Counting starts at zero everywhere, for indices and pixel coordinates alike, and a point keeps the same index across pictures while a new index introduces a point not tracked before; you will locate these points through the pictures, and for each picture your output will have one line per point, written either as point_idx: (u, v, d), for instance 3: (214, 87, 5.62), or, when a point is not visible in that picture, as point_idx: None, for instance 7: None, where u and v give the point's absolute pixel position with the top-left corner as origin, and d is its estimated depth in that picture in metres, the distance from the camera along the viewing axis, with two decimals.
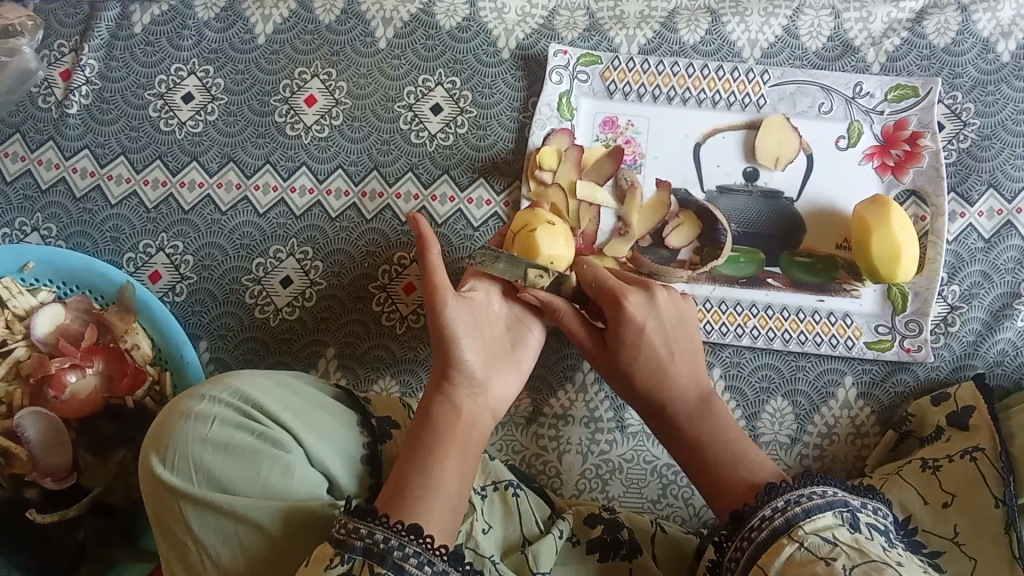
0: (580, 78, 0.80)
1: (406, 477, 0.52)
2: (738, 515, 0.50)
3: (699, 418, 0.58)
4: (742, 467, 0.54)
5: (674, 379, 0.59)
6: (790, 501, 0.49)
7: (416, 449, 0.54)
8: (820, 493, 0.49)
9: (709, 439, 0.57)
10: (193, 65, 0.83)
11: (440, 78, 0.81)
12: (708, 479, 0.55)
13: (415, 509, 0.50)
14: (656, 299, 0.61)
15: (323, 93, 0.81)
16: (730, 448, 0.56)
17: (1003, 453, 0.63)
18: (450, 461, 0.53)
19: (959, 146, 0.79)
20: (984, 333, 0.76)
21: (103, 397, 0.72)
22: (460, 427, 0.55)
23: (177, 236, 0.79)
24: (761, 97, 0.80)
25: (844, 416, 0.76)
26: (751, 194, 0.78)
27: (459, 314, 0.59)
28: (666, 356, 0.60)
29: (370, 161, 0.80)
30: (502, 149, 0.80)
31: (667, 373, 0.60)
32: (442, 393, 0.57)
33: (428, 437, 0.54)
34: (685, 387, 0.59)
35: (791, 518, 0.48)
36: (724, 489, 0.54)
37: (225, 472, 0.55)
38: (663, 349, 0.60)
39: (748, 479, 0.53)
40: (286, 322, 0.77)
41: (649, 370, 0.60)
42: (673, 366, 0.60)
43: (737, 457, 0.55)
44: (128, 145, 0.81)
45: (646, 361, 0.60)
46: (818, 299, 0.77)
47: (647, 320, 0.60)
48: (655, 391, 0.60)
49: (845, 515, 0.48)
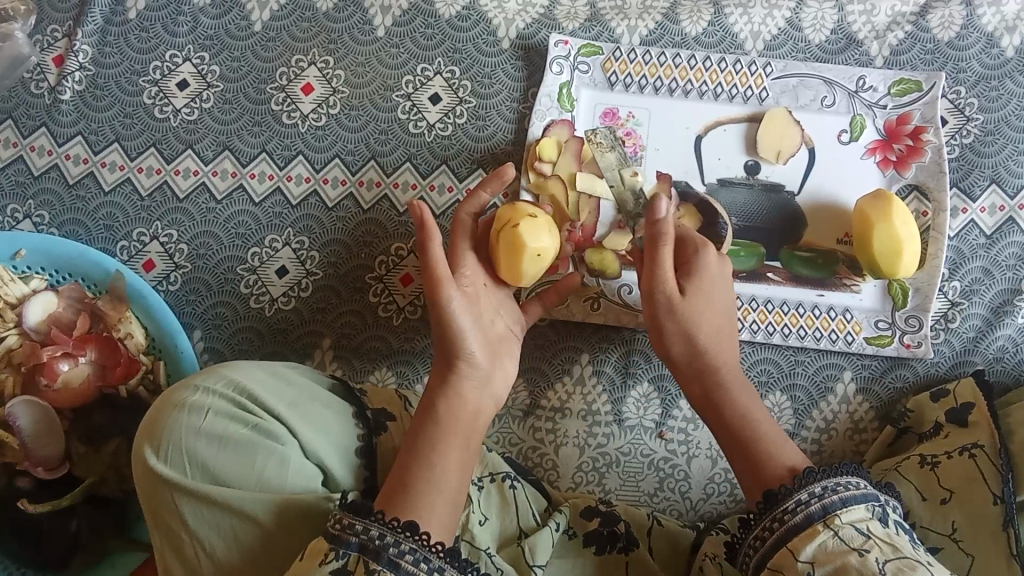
0: (581, 68, 0.79)
1: (409, 469, 0.52)
2: (772, 497, 0.50)
3: (740, 388, 0.58)
4: (780, 450, 0.54)
5: (721, 351, 0.59)
6: (826, 489, 0.48)
7: (416, 441, 0.54)
8: (854, 484, 0.49)
9: (749, 410, 0.57)
10: (189, 52, 0.81)
11: (439, 67, 0.80)
12: (742, 452, 0.55)
13: (417, 504, 0.49)
14: (718, 272, 0.62)
15: (320, 81, 0.80)
16: (768, 426, 0.56)
17: (1003, 451, 0.63)
18: (453, 456, 0.53)
19: (961, 141, 0.79)
20: (984, 329, 0.75)
21: (95, 386, 0.71)
22: (463, 418, 0.55)
23: (172, 225, 0.78)
24: (763, 90, 0.79)
25: (843, 412, 0.75)
26: (752, 187, 0.77)
27: (462, 307, 0.58)
28: (724, 330, 0.60)
29: (368, 150, 0.79)
30: (501, 140, 0.79)
31: (721, 346, 0.60)
32: (446, 384, 0.56)
33: (430, 430, 0.54)
34: (733, 364, 0.59)
35: (827, 506, 0.47)
36: (762, 465, 0.53)
37: (220, 464, 0.55)
38: (723, 323, 0.60)
39: (783, 461, 0.53)
40: (282, 312, 0.76)
41: (712, 334, 0.59)
42: (726, 343, 0.60)
43: (774, 438, 0.55)
44: (122, 131, 0.80)
45: (713, 323, 0.60)
46: (818, 294, 0.76)
47: (710, 288, 0.61)
48: (705, 356, 0.59)
49: (877, 509, 0.47)
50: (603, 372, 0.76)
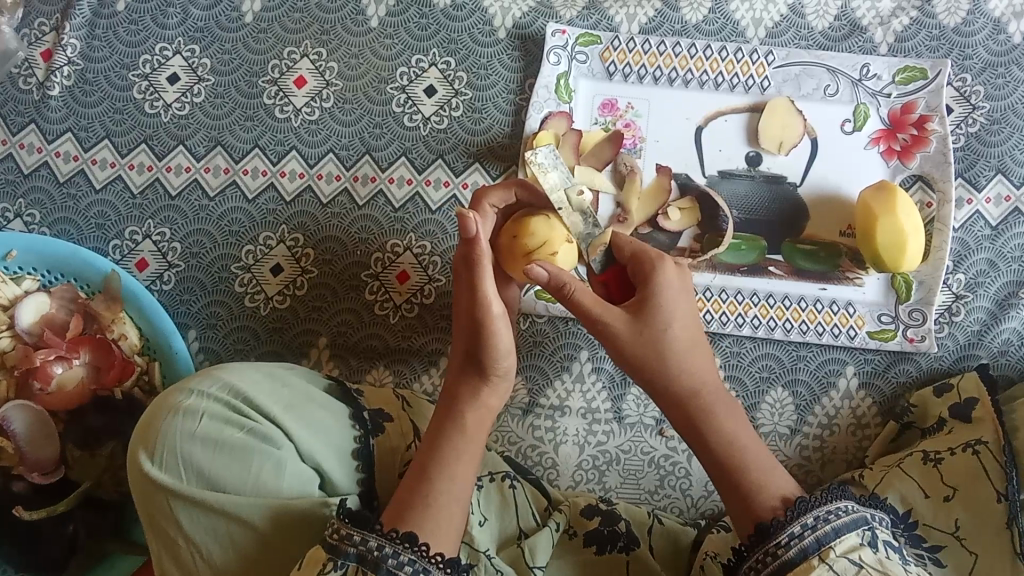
0: (579, 58, 0.77)
1: (429, 479, 0.51)
2: (763, 529, 0.48)
3: (720, 410, 0.53)
4: (770, 479, 0.51)
5: (698, 369, 0.54)
6: (819, 518, 0.47)
7: (434, 448, 0.53)
8: (845, 509, 0.48)
9: (732, 437, 0.52)
10: (179, 45, 0.80)
11: (434, 59, 0.79)
12: (730, 484, 0.51)
13: (438, 521, 0.49)
14: (680, 285, 0.56)
15: (313, 74, 0.79)
16: (755, 455, 0.52)
17: (1006, 449, 0.62)
18: (469, 460, 0.53)
19: (967, 130, 0.77)
20: (988, 323, 0.74)
21: (91, 389, 0.71)
22: (485, 423, 0.55)
23: (164, 223, 0.77)
24: (765, 79, 0.77)
25: (845, 407, 0.74)
26: (754, 179, 0.76)
27: (507, 324, 0.56)
28: (694, 346, 0.55)
29: (362, 145, 0.77)
30: (497, 133, 0.77)
31: (694, 362, 0.54)
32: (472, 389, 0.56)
33: (454, 440, 0.53)
34: (709, 380, 0.54)
35: (822, 538, 0.46)
36: (751, 499, 0.50)
37: (216, 469, 0.55)
38: (692, 337, 0.55)
39: (773, 492, 0.50)
40: (277, 310, 0.75)
41: (681, 353, 0.54)
42: (699, 358, 0.55)
43: (763, 467, 0.51)
44: (112, 128, 0.79)
45: (681, 341, 0.54)
46: (821, 288, 0.75)
47: (676, 302, 0.55)
48: (680, 378, 0.53)
49: (867, 533, 0.47)
50: (602, 368, 0.75)
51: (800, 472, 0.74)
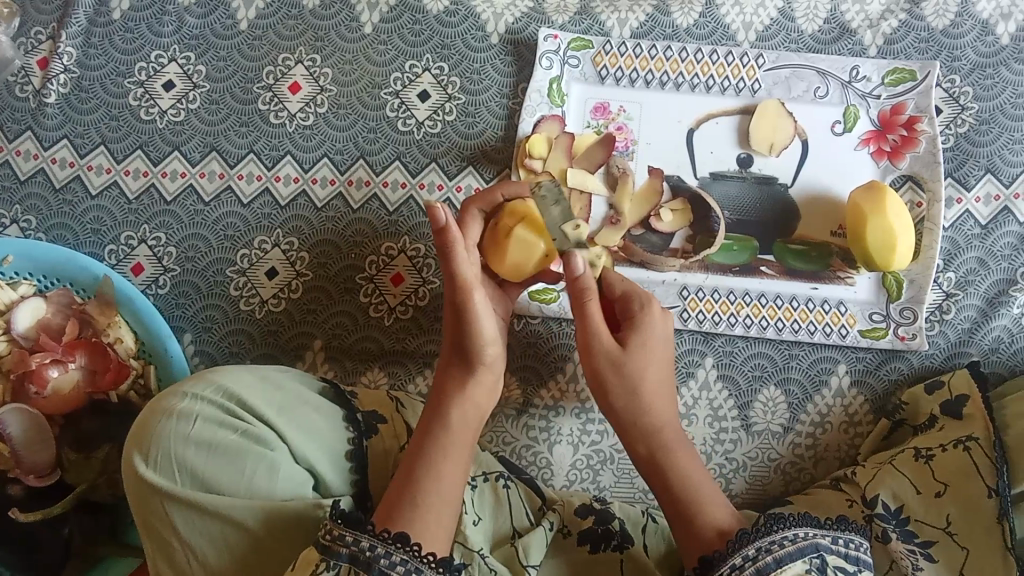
0: (571, 63, 0.78)
1: (417, 478, 0.52)
2: (708, 562, 0.51)
3: (676, 448, 0.57)
4: (712, 511, 0.54)
5: (659, 410, 0.58)
6: (761, 549, 0.50)
7: (423, 446, 0.55)
8: (792, 537, 0.50)
9: (680, 468, 0.57)
10: (175, 52, 0.81)
11: (427, 64, 0.79)
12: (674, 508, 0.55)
13: (426, 521, 0.50)
14: (659, 328, 0.61)
15: (307, 79, 0.80)
16: (701, 485, 0.56)
17: (997, 444, 0.62)
18: (456, 459, 0.54)
19: (956, 130, 0.78)
20: (979, 320, 0.75)
21: (86, 392, 0.71)
22: (472, 426, 0.57)
23: (160, 228, 0.77)
24: (756, 82, 0.78)
25: (838, 405, 0.75)
26: (745, 181, 0.77)
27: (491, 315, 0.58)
28: (661, 386, 0.59)
29: (356, 149, 0.78)
30: (490, 136, 0.78)
31: (655, 403, 0.58)
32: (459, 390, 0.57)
33: (439, 437, 0.55)
34: (669, 419, 0.59)
35: (762, 569, 0.49)
36: (695, 523, 0.54)
37: (210, 471, 0.56)
38: (660, 379, 0.59)
39: (711, 520, 0.54)
40: (272, 314, 0.75)
41: (649, 391, 0.58)
42: (662, 399, 0.59)
43: (706, 497, 0.55)
44: (108, 134, 0.79)
45: (651, 381, 0.58)
46: (812, 286, 0.75)
47: (654, 347, 0.60)
48: (644, 415, 0.58)
49: (814, 561, 0.50)
50: None
51: (794, 471, 0.74)
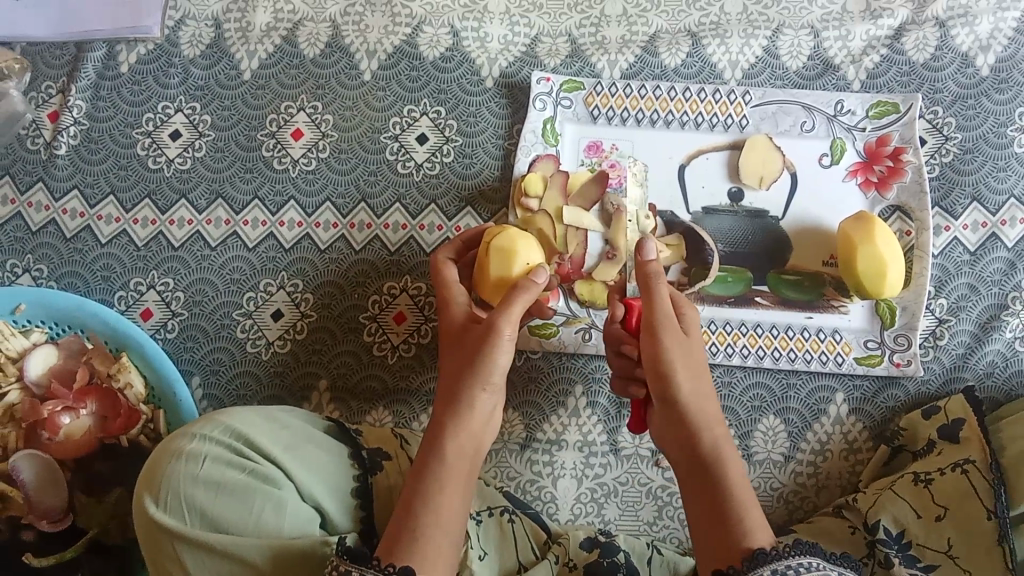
0: (564, 104, 0.81)
1: (414, 512, 0.53)
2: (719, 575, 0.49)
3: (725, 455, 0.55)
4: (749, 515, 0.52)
5: (706, 415, 0.57)
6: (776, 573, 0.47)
7: (421, 479, 0.55)
8: (808, 565, 0.47)
9: (723, 472, 0.54)
10: (181, 103, 0.83)
11: (425, 108, 0.82)
12: (713, 511, 0.53)
13: (425, 552, 0.51)
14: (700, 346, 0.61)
15: (309, 126, 0.82)
16: (741, 491, 0.53)
17: (994, 466, 0.63)
18: (452, 491, 0.55)
19: (941, 160, 0.80)
20: (972, 345, 0.76)
21: (97, 437, 0.73)
22: (468, 457, 0.58)
23: (168, 273, 0.79)
24: (743, 118, 0.81)
25: (836, 433, 0.76)
26: (737, 214, 0.79)
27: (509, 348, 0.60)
28: (709, 397, 0.58)
29: (358, 192, 0.80)
30: (488, 176, 0.80)
31: (706, 411, 0.57)
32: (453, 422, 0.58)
33: (437, 468, 0.56)
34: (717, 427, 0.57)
35: None
36: (730, 530, 0.51)
37: (218, 511, 0.57)
38: (708, 391, 0.58)
39: (745, 527, 0.51)
40: (278, 355, 0.77)
41: (698, 397, 0.57)
42: (712, 408, 0.58)
43: (745, 504, 0.52)
44: (117, 184, 0.82)
45: (702, 389, 0.58)
46: (807, 316, 0.77)
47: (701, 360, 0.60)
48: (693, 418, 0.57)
49: None
50: (597, 403, 0.77)
51: (796, 499, 0.75)
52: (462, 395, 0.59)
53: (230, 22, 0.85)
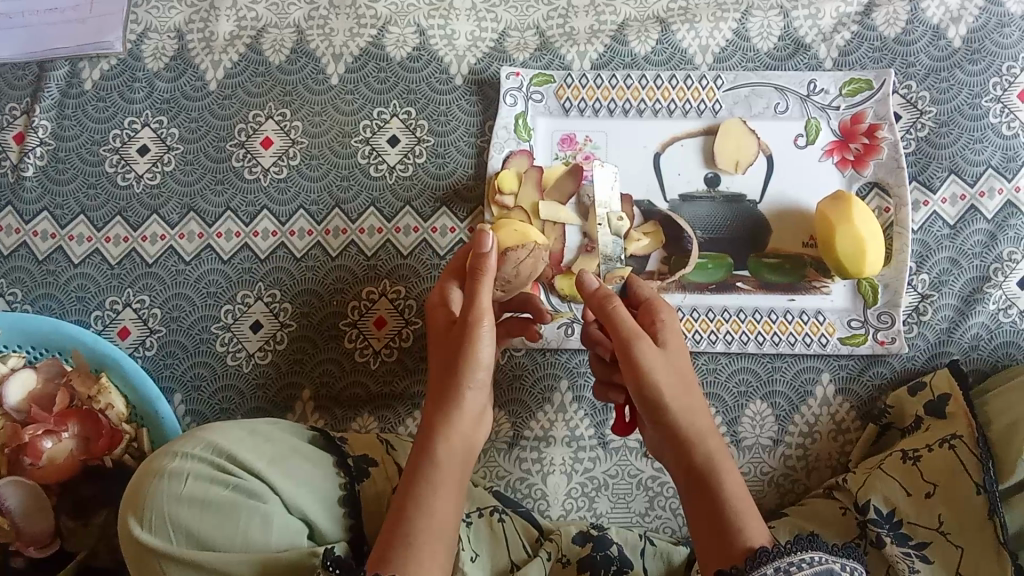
0: (535, 98, 0.80)
1: (408, 518, 0.53)
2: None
3: (720, 458, 0.56)
4: (745, 519, 0.52)
5: (697, 421, 0.57)
6: (779, 570, 0.48)
7: (413, 484, 0.55)
8: (809, 561, 0.49)
9: (718, 480, 0.54)
10: (147, 117, 0.82)
11: (395, 109, 0.81)
12: (711, 518, 0.53)
13: (422, 558, 0.51)
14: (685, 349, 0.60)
15: (278, 134, 0.81)
16: (738, 499, 0.54)
17: (981, 440, 0.63)
18: (447, 494, 0.55)
19: (917, 134, 0.79)
20: (957, 319, 0.76)
21: (80, 459, 0.72)
22: (460, 460, 0.57)
23: (143, 290, 0.79)
24: (716, 103, 0.80)
25: (824, 414, 0.75)
26: (714, 199, 0.78)
27: (491, 340, 0.59)
28: (694, 400, 0.58)
29: (331, 198, 0.79)
30: (461, 175, 0.79)
31: (695, 417, 0.57)
32: (445, 424, 0.57)
33: (429, 472, 0.55)
34: (708, 430, 0.57)
35: None
36: (729, 535, 0.52)
37: (204, 528, 0.56)
38: (696, 395, 0.58)
39: (744, 535, 0.51)
40: (260, 367, 0.76)
41: (684, 402, 0.57)
42: (699, 413, 0.58)
43: (743, 511, 0.53)
44: (86, 203, 0.81)
45: (691, 397, 0.58)
46: (789, 299, 0.77)
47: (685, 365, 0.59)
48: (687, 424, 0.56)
49: None
50: (583, 397, 0.76)
51: (788, 482, 0.74)
52: (452, 398, 0.58)
53: (193, 33, 0.84)
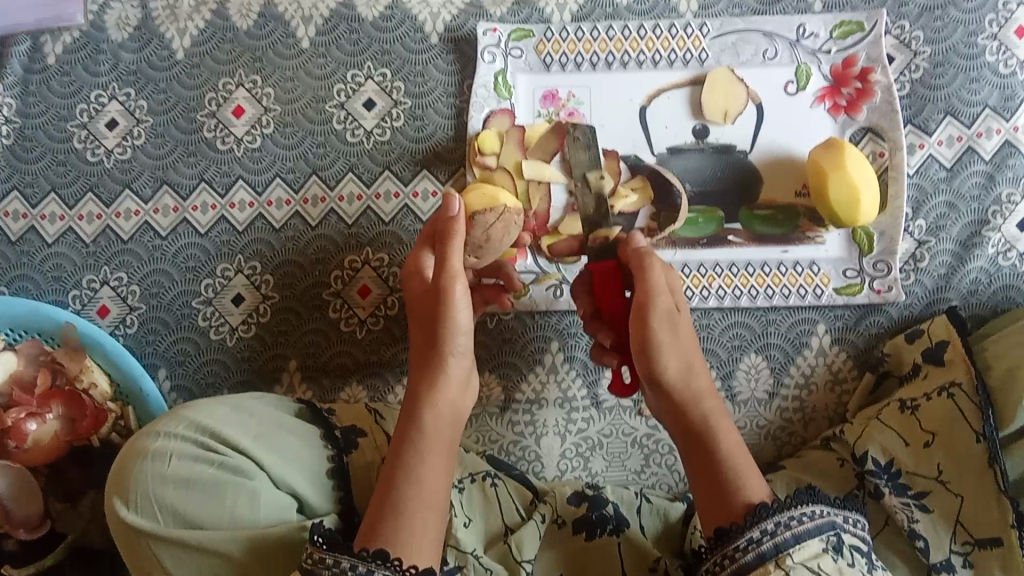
0: (514, 54, 0.77)
1: (397, 489, 0.52)
2: (722, 533, 0.50)
3: (715, 414, 0.55)
4: (743, 477, 0.52)
5: (698, 379, 0.56)
6: (779, 524, 0.49)
7: (400, 454, 0.54)
8: (810, 514, 0.49)
9: (716, 440, 0.54)
10: (114, 90, 0.80)
11: (369, 72, 0.78)
12: (710, 479, 0.53)
13: (413, 529, 0.50)
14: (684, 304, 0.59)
15: (250, 102, 0.79)
16: (737, 457, 0.53)
17: (981, 388, 0.61)
18: (436, 462, 0.54)
19: (910, 76, 0.77)
20: (954, 265, 0.74)
21: (66, 441, 0.70)
22: (447, 427, 0.56)
23: (121, 267, 0.77)
24: (703, 52, 0.77)
25: (821, 365, 0.74)
26: (703, 152, 0.76)
27: (466, 302, 0.57)
28: (695, 356, 0.56)
29: (308, 166, 0.77)
30: (441, 137, 0.77)
31: (695, 375, 0.55)
32: (429, 392, 0.56)
33: (417, 442, 0.54)
34: (707, 387, 0.56)
35: (780, 544, 0.48)
36: (729, 495, 0.51)
37: (191, 507, 0.55)
38: (697, 352, 0.57)
39: (744, 493, 0.51)
40: (243, 340, 0.75)
41: (682, 358, 0.55)
42: (699, 369, 0.56)
43: (741, 469, 0.53)
44: (57, 180, 0.79)
45: (693, 354, 0.56)
46: (783, 250, 0.74)
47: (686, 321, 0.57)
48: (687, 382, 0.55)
49: (832, 538, 0.49)
50: (575, 357, 0.75)
51: (784, 435, 0.73)
52: (434, 366, 0.56)
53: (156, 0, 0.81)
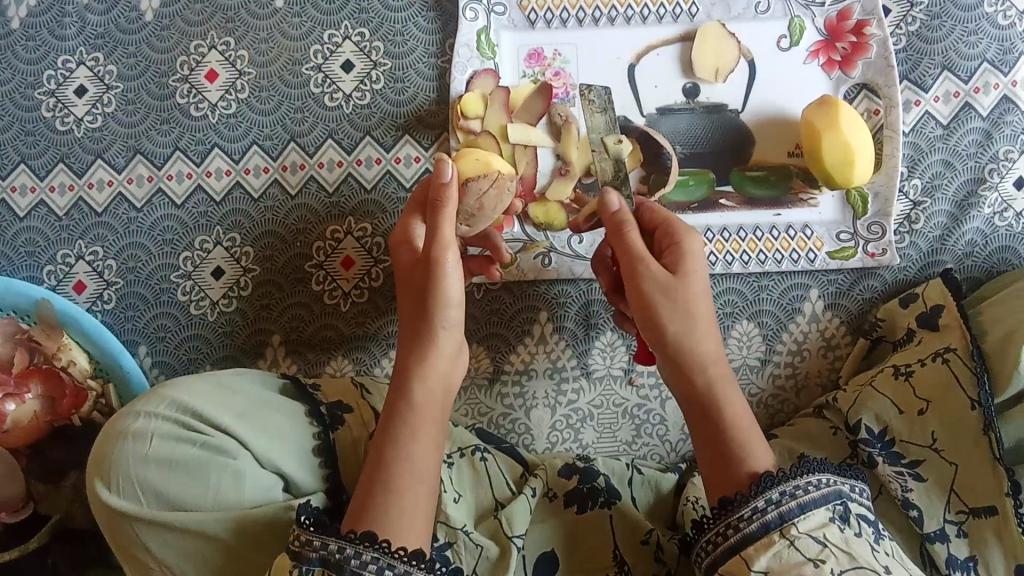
0: (497, 10, 0.74)
1: (388, 465, 0.51)
2: (725, 502, 0.48)
3: (718, 381, 0.54)
4: (746, 446, 0.51)
5: (703, 344, 0.54)
6: (784, 494, 0.47)
7: (390, 429, 0.53)
8: (816, 484, 0.48)
9: (719, 408, 0.53)
10: (81, 55, 0.76)
11: (347, 31, 0.75)
12: (713, 446, 0.52)
13: (404, 507, 0.49)
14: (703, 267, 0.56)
15: (223, 65, 0.76)
16: (740, 425, 0.52)
17: (977, 354, 0.60)
18: (427, 439, 0.53)
19: (907, 29, 0.74)
20: (950, 226, 0.73)
21: (47, 421, 0.70)
22: (439, 399, 0.55)
23: (96, 241, 0.75)
24: (693, 6, 0.74)
25: (813, 331, 0.73)
26: (694, 111, 0.73)
27: (457, 273, 0.55)
28: (703, 320, 0.54)
29: (286, 132, 0.74)
30: (423, 100, 0.74)
31: (701, 341, 0.54)
32: (423, 365, 0.54)
33: (408, 417, 0.53)
34: (713, 351, 0.54)
35: (784, 513, 0.47)
36: (732, 464, 0.51)
37: (174, 489, 0.54)
38: (708, 315, 0.55)
39: (748, 464, 0.50)
40: (226, 315, 0.73)
41: (684, 324, 0.54)
42: (708, 334, 0.54)
43: (746, 439, 0.52)
44: (26, 151, 0.76)
45: (702, 319, 0.54)
46: (775, 213, 0.73)
47: (699, 284, 0.55)
48: (694, 348, 0.54)
49: (837, 507, 0.48)
50: (564, 327, 0.73)
51: (776, 402, 0.73)
52: (425, 338, 0.55)
53: None
